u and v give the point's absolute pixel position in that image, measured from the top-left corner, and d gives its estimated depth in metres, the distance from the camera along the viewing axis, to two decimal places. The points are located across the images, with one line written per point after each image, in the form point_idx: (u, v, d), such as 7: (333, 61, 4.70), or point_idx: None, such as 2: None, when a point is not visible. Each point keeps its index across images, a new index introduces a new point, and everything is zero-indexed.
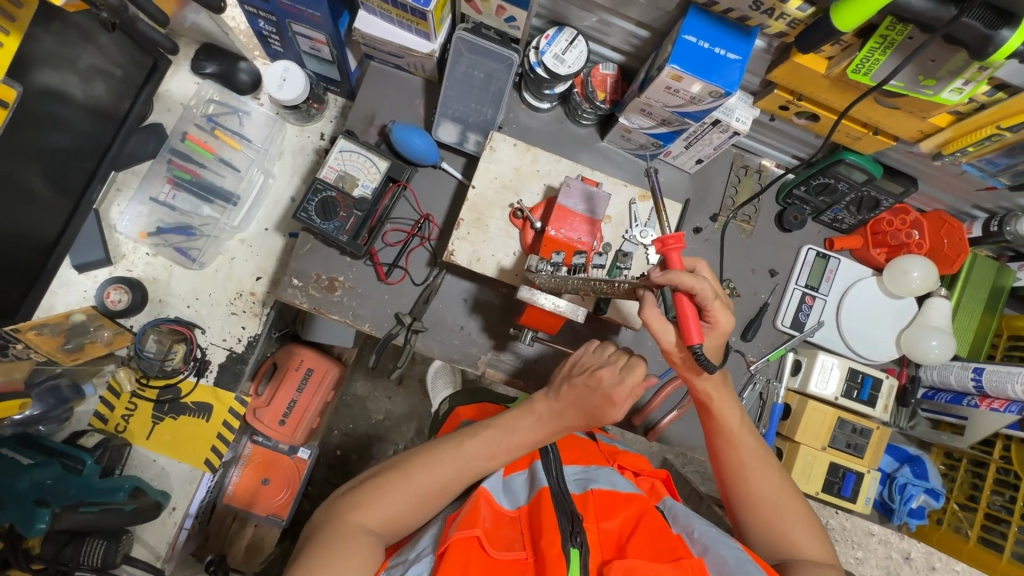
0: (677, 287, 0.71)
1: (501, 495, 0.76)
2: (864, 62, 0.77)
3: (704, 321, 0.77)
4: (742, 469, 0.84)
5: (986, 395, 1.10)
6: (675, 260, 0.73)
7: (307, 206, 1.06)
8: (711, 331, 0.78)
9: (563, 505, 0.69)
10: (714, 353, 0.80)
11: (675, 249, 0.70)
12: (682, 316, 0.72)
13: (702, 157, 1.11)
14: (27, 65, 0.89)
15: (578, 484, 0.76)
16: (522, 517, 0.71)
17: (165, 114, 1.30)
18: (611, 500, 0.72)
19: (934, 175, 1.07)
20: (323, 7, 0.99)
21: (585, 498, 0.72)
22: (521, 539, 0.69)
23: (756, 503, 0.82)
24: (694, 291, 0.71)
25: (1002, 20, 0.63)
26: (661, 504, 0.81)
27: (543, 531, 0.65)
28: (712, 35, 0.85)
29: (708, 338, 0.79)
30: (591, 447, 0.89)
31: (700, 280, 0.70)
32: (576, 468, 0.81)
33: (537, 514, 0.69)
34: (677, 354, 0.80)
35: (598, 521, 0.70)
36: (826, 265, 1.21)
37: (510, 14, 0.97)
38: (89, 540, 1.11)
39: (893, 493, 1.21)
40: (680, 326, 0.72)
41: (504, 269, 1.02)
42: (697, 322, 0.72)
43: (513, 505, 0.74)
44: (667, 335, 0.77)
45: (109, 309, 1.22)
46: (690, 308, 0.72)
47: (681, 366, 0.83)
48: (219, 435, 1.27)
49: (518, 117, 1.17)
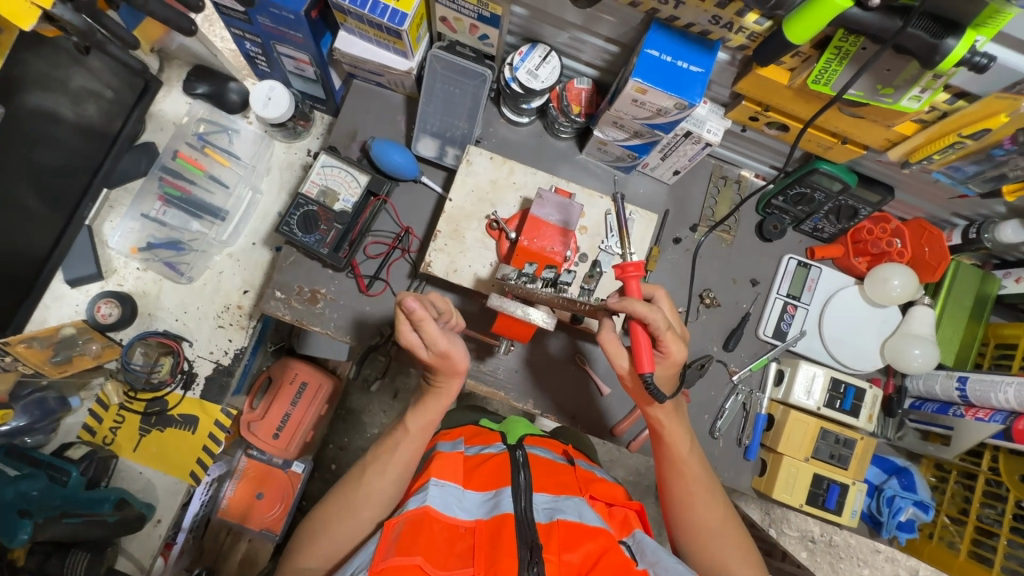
0: (630, 314, 0.77)
1: (457, 510, 0.76)
2: (822, 73, 0.78)
3: (657, 350, 0.82)
4: (688, 498, 0.87)
5: (971, 404, 1.08)
6: (634, 288, 0.81)
7: (290, 220, 1.08)
8: (664, 360, 0.82)
9: (524, 534, 0.70)
10: (666, 382, 0.85)
11: (632, 276, 0.80)
12: (636, 345, 0.78)
13: (679, 168, 1.12)
14: (17, 87, 0.93)
15: (545, 513, 0.76)
16: (477, 532, 0.73)
17: (157, 133, 1.33)
18: (577, 532, 0.72)
19: (909, 183, 1.07)
20: (304, 29, 1.02)
21: (550, 529, 0.72)
22: (470, 555, 0.70)
23: (698, 531, 0.85)
24: (646, 320, 0.76)
25: (947, 29, 0.64)
26: (630, 538, 0.80)
27: (499, 557, 0.67)
28: (674, 49, 0.87)
29: (661, 367, 0.84)
30: (564, 473, 0.87)
31: (652, 309, 0.76)
32: (546, 496, 0.79)
33: (496, 538, 0.70)
34: (630, 380, 0.87)
35: (560, 552, 0.70)
36: (808, 274, 1.20)
37: (483, 32, 1.00)
38: (74, 551, 1.13)
39: (881, 506, 1.18)
40: (634, 355, 0.78)
41: (480, 280, 1.04)
42: (650, 352, 0.78)
43: (471, 517, 0.76)
44: (621, 361, 0.86)
45: (99, 323, 1.25)
46: (644, 338, 0.78)
47: (635, 393, 0.89)
48: (205, 447, 1.28)
49: (497, 132, 1.19)
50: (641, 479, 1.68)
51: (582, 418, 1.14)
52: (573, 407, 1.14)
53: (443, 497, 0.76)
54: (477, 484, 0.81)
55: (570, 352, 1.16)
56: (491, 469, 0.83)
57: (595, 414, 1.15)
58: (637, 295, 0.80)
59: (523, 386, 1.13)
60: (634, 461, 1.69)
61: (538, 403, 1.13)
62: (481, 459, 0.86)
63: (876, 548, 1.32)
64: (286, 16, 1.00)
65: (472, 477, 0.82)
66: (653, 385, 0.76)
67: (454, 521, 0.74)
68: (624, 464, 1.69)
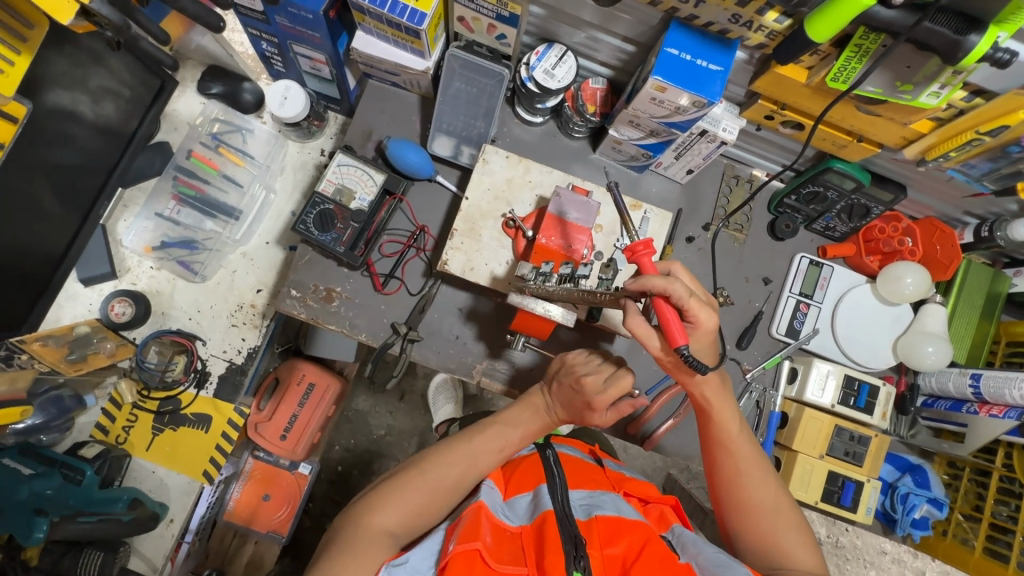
0: (649, 291, 0.74)
1: (505, 516, 0.76)
2: (841, 71, 0.80)
3: (687, 321, 0.78)
4: (736, 476, 0.87)
5: (985, 401, 1.09)
6: (647, 266, 0.77)
7: (306, 218, 1.08)
8: (695, 331, 0.79)
9: (566, 529, 0.70)
10: (704, 355, 0.82)
11: (643, 254, 0.77)
12: (663, 319, 0.74)
13: (693, 167, 1.13)
14: (39, 84, 0.93)
15: (583, 510, 0.76)
16: (523, 535, 0.72)
17: (171, 133, 1.35)
18: (616, 527, 0.73)
19: (921, 182, 1.08)
20: (322, 29, 1.03)
21: (590, 525, 0.72)
22: (522, 554, 0.69)
23: (750, 509, 0.85)
24: (667, 293, 0.74)
25: (969, 26, 0.65)
26: (669, 532, 0.81)
27: (548, 552, 0.67)
28: (693, 47, 0.88)
29: (695, 340, 0.80)
30: (596, 472, 0.89)
31: (671, 280, 0.74)
32: (582, 492, 0.81)
33: (541, 537, 0.69)
34: (668, 359, 0.84)
35: (603, 546, 0.70)
36: (820, 273, 1.21)
37: (500, 32, 1.01)
38: (87, 551, 1.12)
39: (896, 503, 1.19)
40: (664, 331, 0.74)
41: (497, 278, 1.04)
42: (679, 323, 0.74)
43: (516, 523, 0.75)
44: (653, 342, 0.81)
45: (113, 322, 1.25)
46: (670, 311, 0.75)
47: (676, 371, 0.86)
48: (218, 446, 1.28)
49: (511, 131, 1.20)
50: (650, 479, 1.68)
51: None
52: None
53: (491, 501, 0.76)
54: (516, 489, 0.82)
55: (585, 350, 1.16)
56: (524, 473, 0.84)
57: None
58: (652, 271, 0.77)
59: None
60: (643, 461, 1.69)
61: None
62: (512, 464, 0.88)
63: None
64: (305, 16, 1.01)
65: (510, 483, 0.84)
66: (690, 357, 0.71)
67: (501, 523, 0.73)
68: (633, 465, 1.68)
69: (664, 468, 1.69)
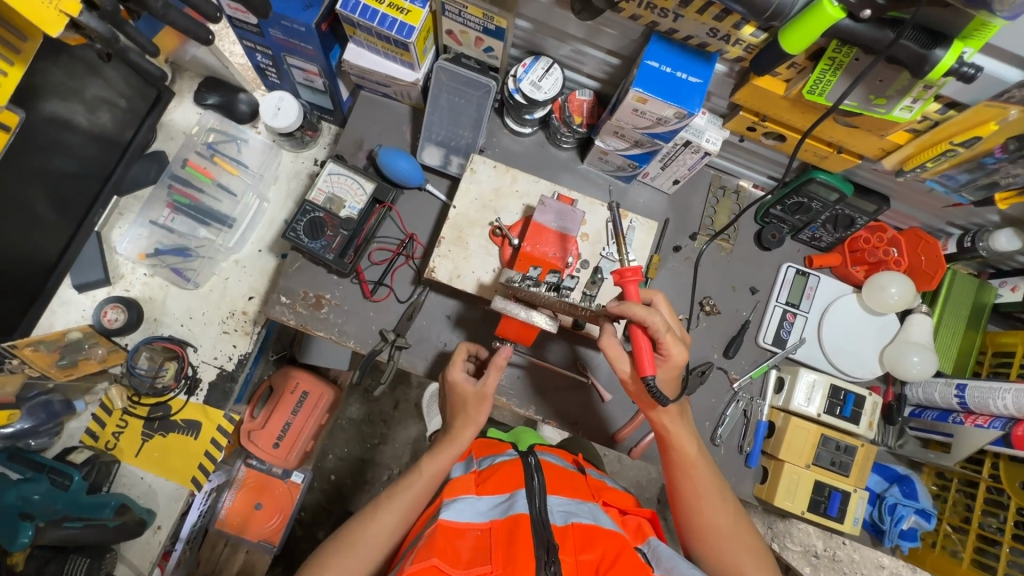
0: (630, 318, 0.79)
1: (472, 515, 0.77)
2: (817, 84, 0.81)
3: (659, 352, 0.83)
4: (697, 500, 0.89)
5: (970, 411, 1.09)
6: (631, 292, 0.83)
7: (297, 225, 1.10)
8: (665, 363, 0.84)
9: (539, 534, 0.72)
10: (668, 386, 0.87)
11: (631, 280, 0.82)
12: (637, 348, 0.80)
13: (679, 178, 1.15)
14: (35, 94, 0.96)
15: (560, 515, 0.77)
16: (493, 531, 0.74)
17: (167, 142, 1.37)
18: (590, 533, 0.74)
19: (904, 193, 1.09)
20: (314, 42, 1.06)
21: (565, 531, 0.74)
22: (488, 555, 0.71)
23: (709, 534, 0.88)
24: (646, 323, 0.79)
25: (935, 40, 0.66)
26: (645, 545, 0.81)
27: (516, 556, 0.68)
28: (674, 60, 0.89)
29: (663, 370, 0.86)
30: (577, 480, 0.90)
31: (652, 312, 0.79)
32: (560, 498, 0.81)
33: (512, 541, 0.71)
34: (632, 385, 0.88)
35: (576, 552, 0.72)
36: (807, 282, 1.22)
37: (487, 44, 1.04)
38: (73, 557, 1.12)
39: (883, 514, 1.18)
40: (635, 358, 0.80)
41: (483, 285, 1.05)
42: (651, 354, 0.80)
43: (485, 519, 0.77)
44: (624, 365, 0.86)
45: (105, 327, 1.26)
46: (644, 341, 0.80)
47: (639, 398, 0.90)
48: (207, 452, 1.28)
49: (500, 142, 1.21)
50: (643, 492, 1.67)
51: (583, 424, 1.14)
52: (574, 413, 1.15)
53: (455, 508, 0.77)
54: (490, 489, 0.81)
55: (572, 357, 1.16)
56: (502, 478, 0.83)
57: (596, 421, 1.15)
58: (636, 297, 0.82)
59: (524, 392, 1.14)
60: (636, 473, 1.68)
61: (539, 408, 1.13)
62: (492, 469, 0.87)
63: (879, 562, 1.34)
64: (297, 29, 1.03)
65: (485, 484, 0.83)
66: (654, 387, 0.78)
67: (468, 525, 0.75)
68: (626, 476, 1.68)
69: (657, 480, 1.68)
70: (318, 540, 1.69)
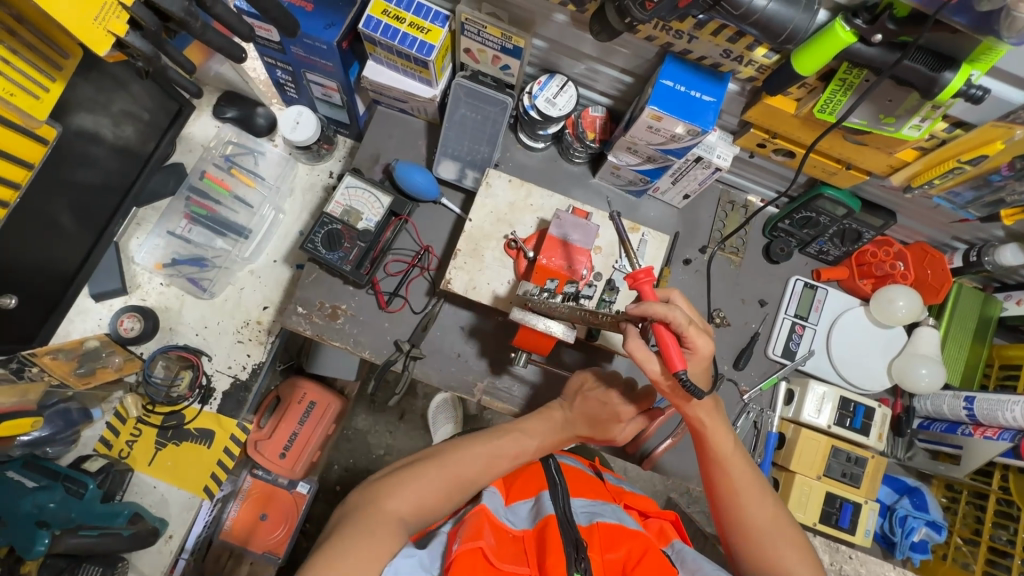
0: (651, 317, 0.80)
1: (507, 519, 0.78)
2: (827, 103, 0.84)
3: (685, 346, 0.84)
4: (736, 496, 0.89)
5: (979, 423, 1.10)
6: (648, 293, 0.83)
7: (315, 237, 1.12)
8: (693, 357, 0.85)
9: (568, 533, 0.72)
10: (699, 378, 0.87)
11: (645, 283, 0.82)
12: (663, 345, 0.79)
13: (689, 193, 1.17)
14: (66, 108, 0.98)
15: (585, 516, 0.79)
16: (525, 539, 0.74)
17: (186, 154, 1.39)
18: (615, 534, 0.75)
19: (909, 208, 1.12)
20: (335, 58, 1.09)
21: (591, 530, 0.75)
22: (524, 556, 0.71)
23: (750, 529, 0.88)
24: (668, 319, 0.80)
25: (944, 63, 0.69)
26: (669, 547, 0.82)
27: (548, 555, 0.69)
28: (686, 79, 0.93)
29: (692, 364, 0.86)
30: (597, 485, 0.92)
31: (672, 308, 0.79)
32: (583, 501, 0.84)
33: (543, 540, 0.72)
34: (666, 384, 0.88)
35: (603, 552, 0.73)
36: (814, 295, 1.24)
37: (504, 63, 1.07)
38: (84, 566, 1.11)
39: (894, 526, 1.19)
40: (664, 356, 0.80)
41: (499, 297, 1.07)
42: (677, 348, 0.80)
43: (518, 527, 0.78)
44: (653, 365, 0.85)
45: (122, 336, 1.28)
46: (670, 336, 0.80)
47: (672, 396, 0.90)
48: (219, 461, 1.29)
49: (514, 157, 1.24)
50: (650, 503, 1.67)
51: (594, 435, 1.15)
52: None
53: (491, 506, 0.79)
54: (516, 497, 0.85)
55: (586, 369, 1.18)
56: (526, 481, 0.89)
57: None
58: (651, 297, 0.83)
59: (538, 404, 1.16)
60: (643, 484, 1.69)
61: None
62: (516, 474, 0.93)
63: None
64: (320, 46, 1.06)
65: (511, 491, 0.87)
66: (688, 381, 0.77)
67: (503, 525, 0.76)
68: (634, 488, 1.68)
69: (665, 492, 1.67)
70: None
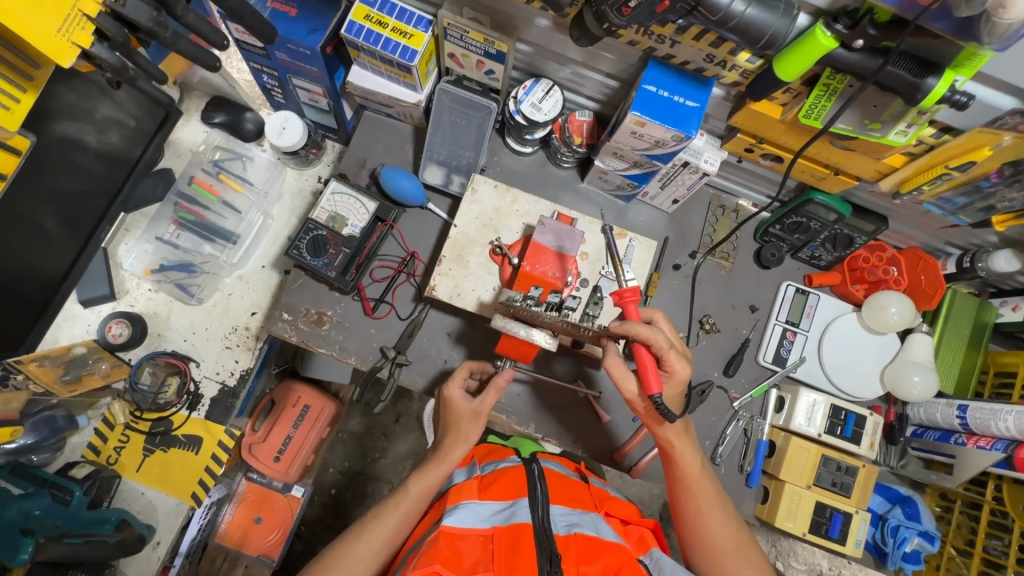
0: (633, 337, 0.81)
1: (477, 521, 0.77)
2: (813, 108, 0.82)
3: (662, 369, 0.86)
4: (701, 516, 0.90)
5: (972, 432, 1.09)
6: (632, 312, 0.85)
7: (299, 243, 1.12)
8: (669, 380, 0.87)
9: (542, 545, 0.72)
10: (675, 402, 0.88)
11: (631, 301, 0.84)
12: (641, 366, 0.82)
13: (678, 198, 1.16)
14: (46, 116, 0.98)
15: (564, 526, 0.78)
16: (496, 539, 0.74)
17: (174, 159, 1.39)
18: (593, 545, 0.75)
19: (901, 213, 1.10)
20: (319, 63, 1.08)
21: (567, 541, 0.75)
22: (491, 560, 0.71)
23: (711, 550, 0.88)
24: (649, 341, 0.82)
25: (927, 69, 0.67)
26: (647, 556, 0.82)
27: (519, 563, 0.69)
28: (670, 84, 0.91)
29: (668, 386, 0.87)
30: (579, 489, 0.92)
31: (653, 330, 0.81)
32: (563, 508, 0.83)
33: (516, 547, 0.72)
34: (640, 403, 0.90)
35: (579, 564, 0.72)
36: (806, 301, 1.22)
37: (489, 67, 1.05)
38: (70, 573, 1.11)
39: (886, 536, 1.17)
40: (641, 376, 0.82)
41: (483, 304, 1.06)
42: (655, 372, 0.82)
43: (489, 524, 0.77)
44: (629, 384, 0.88)
45: (109, 343, 1.27)
46: (648, 358, 0.82)
47: (645, 416, 0.92)
48: (207, 468, 1.28)
49: (502, 161, 1.23)
50: (646, 508, 1.65)
51: (583, 442, 1.15)
52: (573, 431, 1.15)
53: (458, 515, 0.77)
54: (493, 494, 0.84)
55: (572, 375, 1.17)
56: (508, 482, 0.86)
57: (598, 438, 1.15)
58: (636, 317, 0.85)
59: (525, 410, 1.14)
60: (638, 489, 1.68)
61: (539, 427, 1.14)
62: (496, 475, 0.89)
63: None
64: (303, 52, 1.05)
65: (488, 491, 0.85)
66: (661, 404, 0.79)
67: (472, 530, 0.75)
68: (628, 492, 1.67)
69: (659, 497, 1.66)
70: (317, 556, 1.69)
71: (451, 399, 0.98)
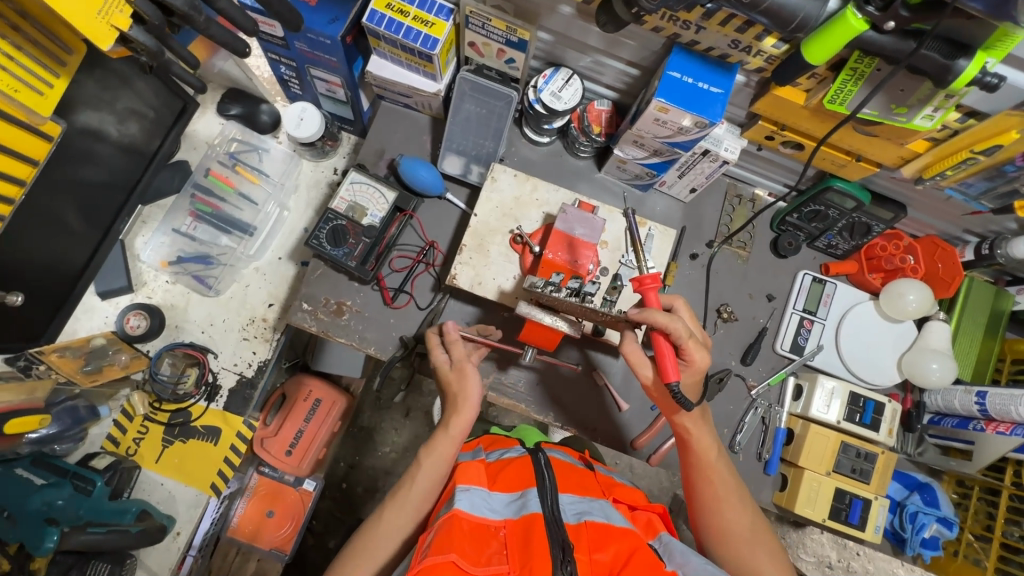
0: (651, 324, 0.82)
1: (487, 511, 0.78)
2: (838, 93, 0.83)
3: (682, 358, 0.86)
4: (716, 502, 0.90)
5: (991, 417, 1.09)
6: (652, 299, 0.86)
7: (320, 233, 1.12)
8: (688, 369, 0.86)
9: (554, 534, 0.72)
10: (691, 390, 0.89)
11: (651, 288, 0.85)
12: (659, 353, 0.82)
13: (696, 186, 1.16)
14: (70, 105, 0.98)
15: (573, 514, 0.79)
16: (507, 531, 0.75)
17: (190, 151, 1.39)
18: (604, 533, 0.75)
19: (921, 201, 1.10)
20: (340, 53, 1.08)
21: (579, 529, 0.75)
22: (504, 553, 0.72)
23: (726, 535, 0.88)
24: (668, 329, 0.82)
25: (958, 51, 0.68)
26: (656, 540, 0.82)
27: (532, 555, 0.69)
28: (695, 71, 0.91)
29: (686, 375, 0.87)
30: (587, 478, 0.92)
31: (673, 319, 0.81)
32: (571, 496, 0.83)
33: (528, 537, 0.72)
34: (655, 389, 0.93)
35: (591, 552, 0.73)
36: (823, 290, 1.22)
37: (509, 56, 1.05)
38: (93, 562, 1.12)
39: (905, 522, 1.18)
40: (658, 365, 0.83)
41: (504, 292, 1.06)
42: (673, 360, 0.82)
43: (499, 517, 0.78)
44: (645, 370, 0.90)
45: (128, 335, 1.28)
46: (667, 347, 0.82)
47: (661, 402, 0.94)
48: (226, 459, 1.29)
49: (519, 151, 1.23)
50: (657, 500, 1.66)
51: (601, 431, 1.15)
52: (591, 420, 1.15)
53: (471, 501, 0.77)
54: (502, 485, 0.83)
55: (589, 365, 1.17)
56: (514, 473, 0.85)
57: (613, 428, 1.15)
58: (655, 304, 0.86)
59: (541, 398, 1.15)
60: (650, 481, 1.68)
61: (556, 416, 1.14)
62: (503, 463, 0.89)
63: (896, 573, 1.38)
64: (323, 41, 1.06)
65: (497, 479, 0.85)
66: (678, 392, 0.79)
67: (483, 520, 0.76)
68: (639, 485, 1.68)
69: (671, 488, 1.67)
70: (330, 549, 1.69)
71: (438, 370, 0.99)
